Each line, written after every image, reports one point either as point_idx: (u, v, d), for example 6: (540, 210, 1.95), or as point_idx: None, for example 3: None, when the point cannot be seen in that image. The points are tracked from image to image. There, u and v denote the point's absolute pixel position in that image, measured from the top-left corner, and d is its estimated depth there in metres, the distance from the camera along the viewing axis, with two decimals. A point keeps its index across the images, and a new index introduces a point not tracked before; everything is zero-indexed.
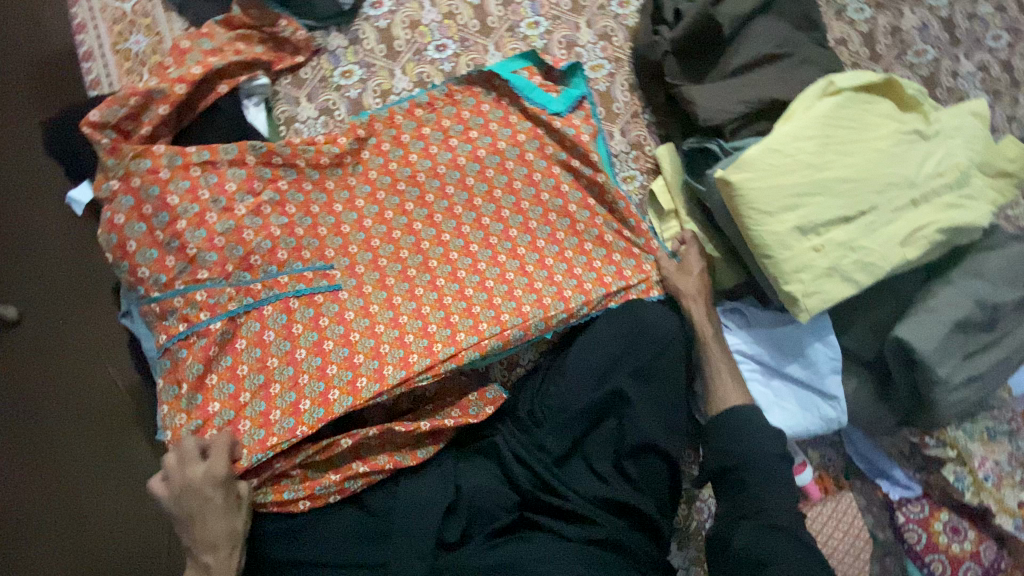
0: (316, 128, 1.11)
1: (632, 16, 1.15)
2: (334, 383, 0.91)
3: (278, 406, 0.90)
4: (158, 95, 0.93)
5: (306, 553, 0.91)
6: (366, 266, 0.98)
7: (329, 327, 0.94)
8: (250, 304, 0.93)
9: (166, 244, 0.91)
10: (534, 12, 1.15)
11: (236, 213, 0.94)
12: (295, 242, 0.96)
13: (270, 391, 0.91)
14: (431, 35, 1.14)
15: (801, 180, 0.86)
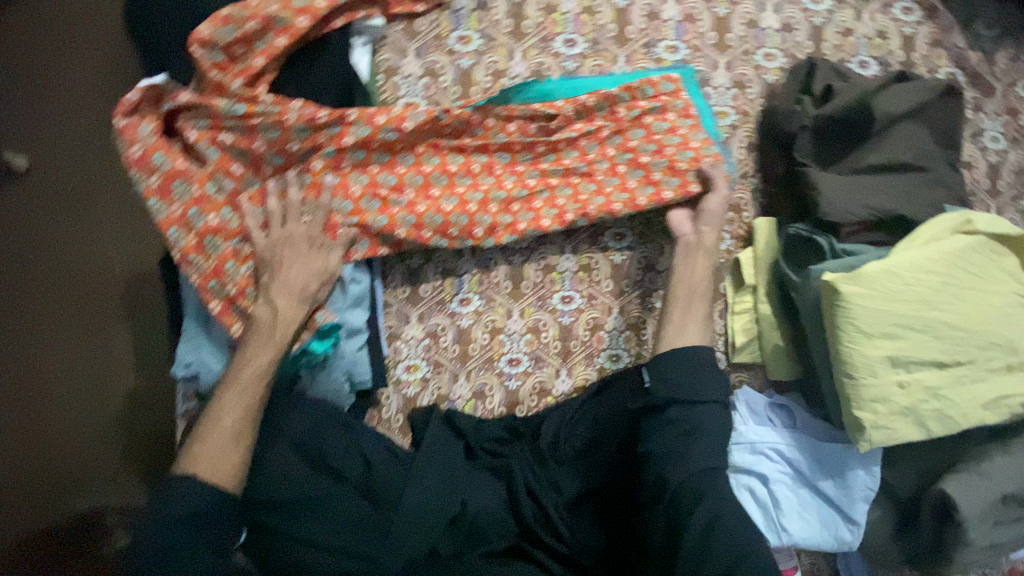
0: (415, 89, 1.01)
1: (774, 72, 1.07)
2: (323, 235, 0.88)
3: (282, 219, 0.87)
4: (279, 24, 0.85)
5: (303, 529, 0.85)
6: (410, 232, 0.93)
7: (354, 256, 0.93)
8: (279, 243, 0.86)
9: (244, 182, 0.88)
10: (676, 35, 1.06)
11: (316, 170, 0.90)
12: (353, 206, 0.91)
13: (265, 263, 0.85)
14: (563, 26, 1.05)
15: (910, 313, 0.82)
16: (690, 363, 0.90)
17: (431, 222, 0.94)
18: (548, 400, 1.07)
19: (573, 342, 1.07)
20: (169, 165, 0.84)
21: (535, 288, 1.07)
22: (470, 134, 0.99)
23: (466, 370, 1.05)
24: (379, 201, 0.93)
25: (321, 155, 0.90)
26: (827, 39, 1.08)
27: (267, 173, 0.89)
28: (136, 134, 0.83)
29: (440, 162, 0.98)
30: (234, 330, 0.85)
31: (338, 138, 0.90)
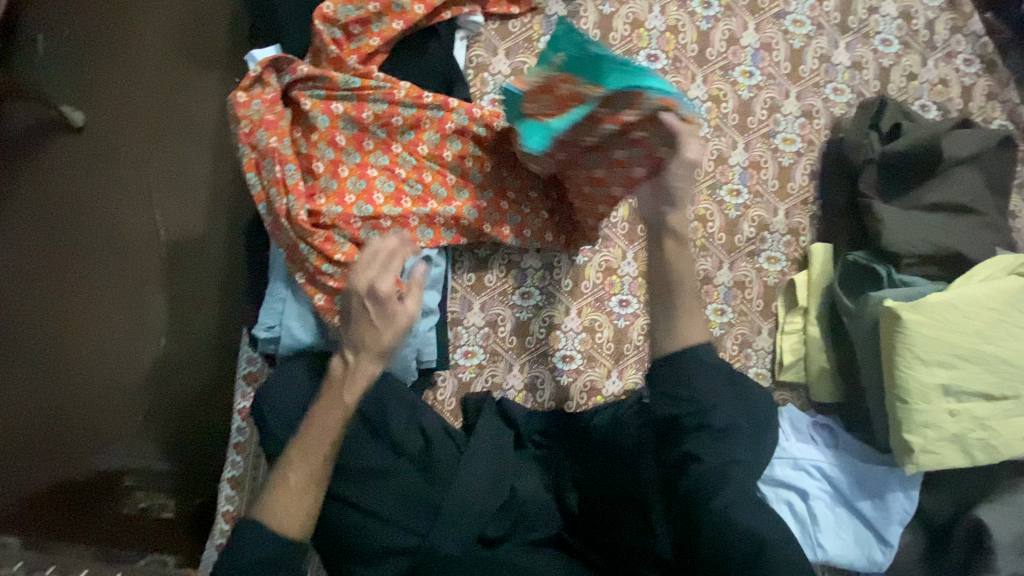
0: (503, 87, 1.05)
1: (842, 106, 1.12)
2: (414, 213, 0.93)
3: (380, 192, 0.92)
4: (398, 10, 0.92)
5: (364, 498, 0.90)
6: (493, 228, 0.98)
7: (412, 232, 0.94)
8: (369, 213, 0.91)
9: (345, 151, 0.92)
10: (753, 62, 1.11)
11: (417, 152, 0.95)
12: (445, 193, 0.96)
13: (352, 226, 0.90)
14: (648, 40, 1.09)
15: (966, 344, 0.86)
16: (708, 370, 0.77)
17: (510, 219, 1.00)
18: (596, 399, 1.09)
19: (626, 345, 1.10)
20: (268, 141, 0.88)
21: (595, 289, 1.10)
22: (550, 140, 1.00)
23: (520, 361, 1.08)
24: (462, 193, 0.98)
25: (422, 139, 0.95)
26: (893, 81, 1.13)
27: (370, 147, 0.93)
28: (248, 109, 0.89)
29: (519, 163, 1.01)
30: (315, 299, 0.89)
31: (442, 124, 0.95)
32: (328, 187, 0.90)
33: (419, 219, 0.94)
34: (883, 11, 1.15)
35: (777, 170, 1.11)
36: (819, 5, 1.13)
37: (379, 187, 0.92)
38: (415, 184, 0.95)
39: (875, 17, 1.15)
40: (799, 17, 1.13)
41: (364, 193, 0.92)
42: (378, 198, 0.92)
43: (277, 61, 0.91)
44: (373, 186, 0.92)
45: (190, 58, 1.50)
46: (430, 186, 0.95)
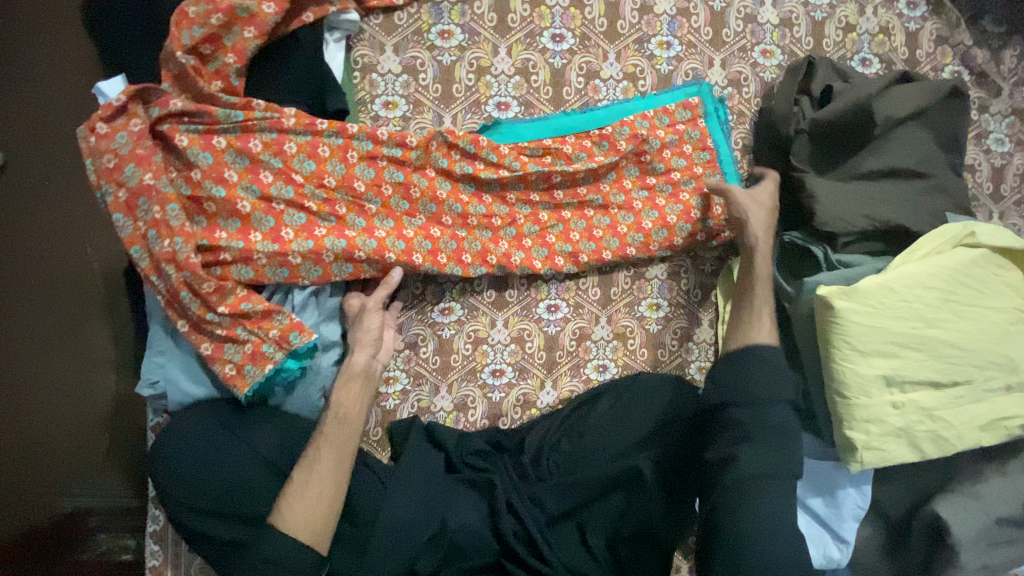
0: (394, 88, 0.97)
1: (772, 70, 1.02)
2: (295, 248, 0.83)
3: (262, 229, 0.83)
4: (244, 15, 0.82)
5: None
6: (397, 256, 0.87)
7: (304, 269, 0.85)
8: (243, 251, 0.82)
9: (223, 186, 0.82)
10: (670, 31, 1.01)
11: (311, 181, 0.86)
12: (338, 222, 0.87)
13: (226, 263, 0.82)
14: (550, 19, 0.99)
15: (906, 330, 0.79)
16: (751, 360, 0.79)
17: (444, 245, 0.91)
18: (532, 412, 1.03)
19: (559, 352, 1.03)
20: (138, 179, 0.79)
21: (521, 296, 1.03)
22: (484, 160, 0.93)
23: (447, 382, 1.02)
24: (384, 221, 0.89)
25: (328, 167, 0.87)
26: (828, 35, 1.03)
27: (260, 181, 0.84)
28: (110, 141, 0.79)
29: (451, 184, 0.93)
30: (202, 348, 0.82)
31: (344, 152, 0.87)
32: (220, 228, 0.83)
33: (335, 254, 0.85)
34: None
35: None
36: None
37: (284, 223, 0.84)
38: (329, 216, 0.86)
39: None
40: None
41: (242, 231, 0.83)
42: (288, 232, 0.84)
43: (141, 90, 0.81)
44: (282, 222, 0.84)
45: None
46: (346, 217, 0.87)
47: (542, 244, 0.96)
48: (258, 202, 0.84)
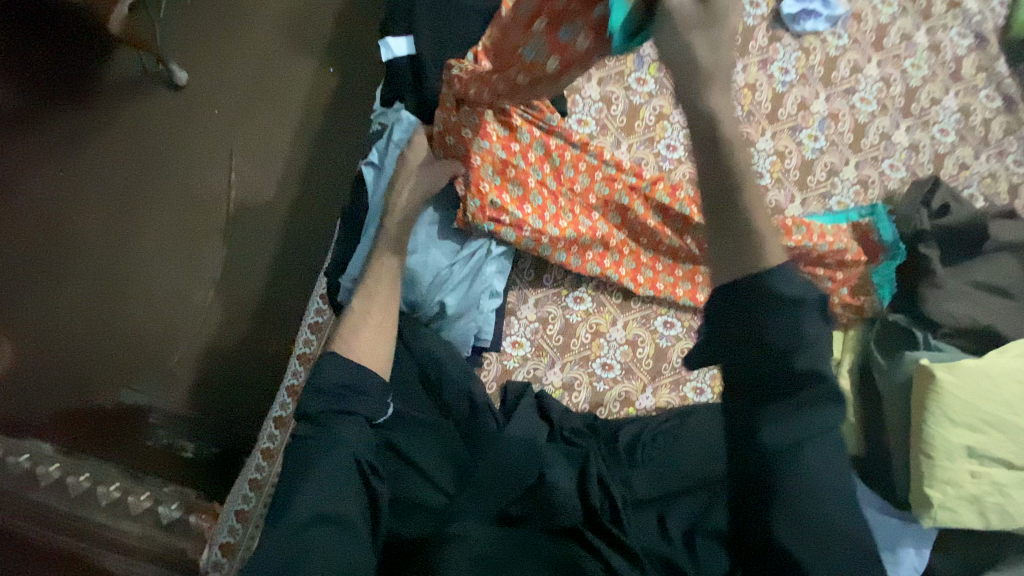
0: (590, 110, 1.16)
1: (895, 181, 1.21)
2: (550, 225, 1.05)
3: (531, 201, 1.05)
4: None
5: (419, 456, 0.96)
6: (596, 257, 1.11)
7: (543, 242, 1.05)
8: (518, 215, 1.02)
9: (525, 162, 1.04)
10: (819, 128, 1.21)
11: (574, 183, 1.11)
12: (575, 215, 1.09)
13: (501, 216, 1.01)
14: (727, 92, 1.20)
15: (992, 411, 0.91)
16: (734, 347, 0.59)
17: (625, 262, 1.14)
18: (629, 409, 1.13)
19: (665, 365, 1.14)
20: None
21: (643, 305, 1.16)
22: (698, 207, 1.13)
23: (562, 361, 1.12)
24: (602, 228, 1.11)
25: (586, 179, 1.11)
26: (946, 167, 1.22)
27: (545, 169, 1.08)
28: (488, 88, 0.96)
29: (658, 218, 1.14)
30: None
31: (595, 171, 1.12)
32: (507, 189, 1.02)
33: (565, 243, 1.07)
34: (945, 104, 1.24)
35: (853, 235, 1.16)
36: (887, 88, 1.23)
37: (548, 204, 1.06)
38: (570, 211, 1.09)
39: (936, 108, 1.24)
40: (866, 95, 1.22)
41: (519, 197, 1.03)
42: (547, 213, 1.06)
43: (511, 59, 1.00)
44: (545, 202, 1.06)
45: (279, 68, 1.89)
46: (582, 214, 1.09)
47: (689, 278, 1.16)
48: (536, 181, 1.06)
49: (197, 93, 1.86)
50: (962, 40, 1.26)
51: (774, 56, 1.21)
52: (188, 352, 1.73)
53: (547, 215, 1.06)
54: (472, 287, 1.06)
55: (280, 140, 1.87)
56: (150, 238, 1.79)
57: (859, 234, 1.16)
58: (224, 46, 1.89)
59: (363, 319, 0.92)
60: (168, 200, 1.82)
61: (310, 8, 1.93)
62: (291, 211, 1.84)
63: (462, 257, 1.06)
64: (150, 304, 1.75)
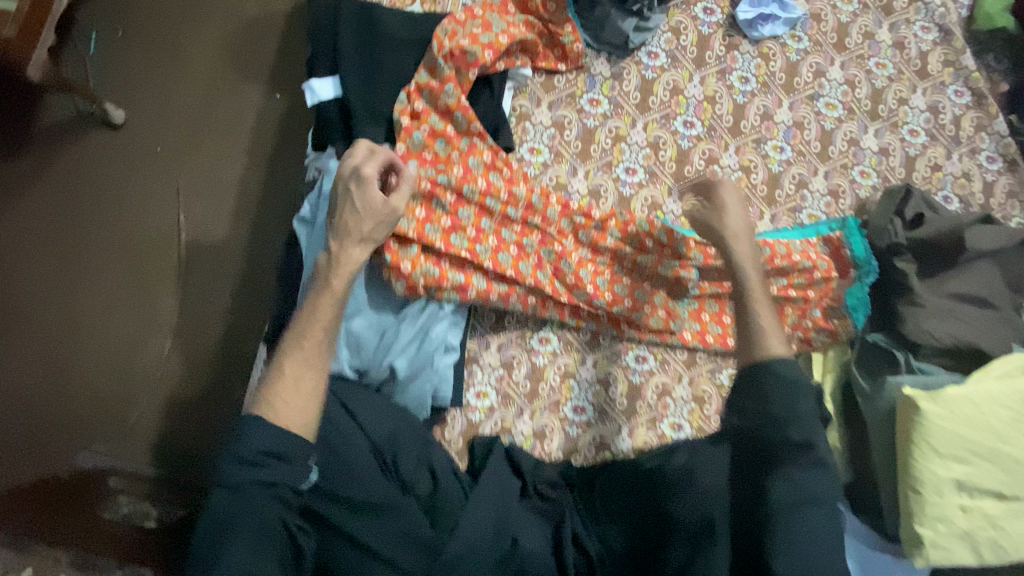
0: (542, 136, 1.09)
1: (867, 189, 1.15)
2: (496, 283, 0.96)
3: (475, 258, 0.94)
4: (471, 57, 0.92)
5: (365, 535, 0.84)
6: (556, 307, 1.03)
7: (496, 298, 0.96)
8: (461, 278, 0.93)
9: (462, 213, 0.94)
10: (784, 138, 1.15)
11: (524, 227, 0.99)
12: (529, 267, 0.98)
13: (442, 282, 0.92)
14: (685, 107, 1.13)
15: (979, 441, 0.87)
16: (804, 468, 0.77)
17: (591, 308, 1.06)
18: (605, 454, 1.06)
19: (639, 403, 1.08)
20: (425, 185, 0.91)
21: (612, 341, 1.09)
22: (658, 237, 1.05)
23: (531, 408, 1.06)
24: (566, 273, 1.01)
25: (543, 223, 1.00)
26: (918, 169, 1.17)
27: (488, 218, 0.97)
28: (409, 138, 0.91)
29: (616, 252, 1.05)
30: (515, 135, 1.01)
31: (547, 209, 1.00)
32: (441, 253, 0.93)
33: (520, 298, 0.98)
34: (913, 103, 1.18)
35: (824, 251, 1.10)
36: (852, 91, 1.17)
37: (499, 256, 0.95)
38: (524, 261, 0.98)
39: (905, 107, 1.18)
40: (831, 99, 1.16)
41: (458, 258, 0.93)
42: (494, 269, 0.95)
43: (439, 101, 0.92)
44: (491, 258, 0.95)
45: (221, 97, 1.79)
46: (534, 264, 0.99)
47: (657, 315, 1.07)
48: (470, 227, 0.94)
49: (136, 130, 1.76)
50: (927, 34, 1.20)
51: (732, 65, 1.14)
52: (151, 405, 1.64)
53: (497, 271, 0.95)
54: (423, 345, 0.98)
55: (228, 174, 1.77)
56: (99, 288, 1.69)
57: (831, 248, 1.10)
58: (160, 78, 1.78)
59: (292, 386, 0.78)
60: (115, 245, 1.72)
61: (249, 32, 1.82)
62: (244, 249, 1.74)
63: (409, 316, 0.99)
64: (106, 359, 1.67)
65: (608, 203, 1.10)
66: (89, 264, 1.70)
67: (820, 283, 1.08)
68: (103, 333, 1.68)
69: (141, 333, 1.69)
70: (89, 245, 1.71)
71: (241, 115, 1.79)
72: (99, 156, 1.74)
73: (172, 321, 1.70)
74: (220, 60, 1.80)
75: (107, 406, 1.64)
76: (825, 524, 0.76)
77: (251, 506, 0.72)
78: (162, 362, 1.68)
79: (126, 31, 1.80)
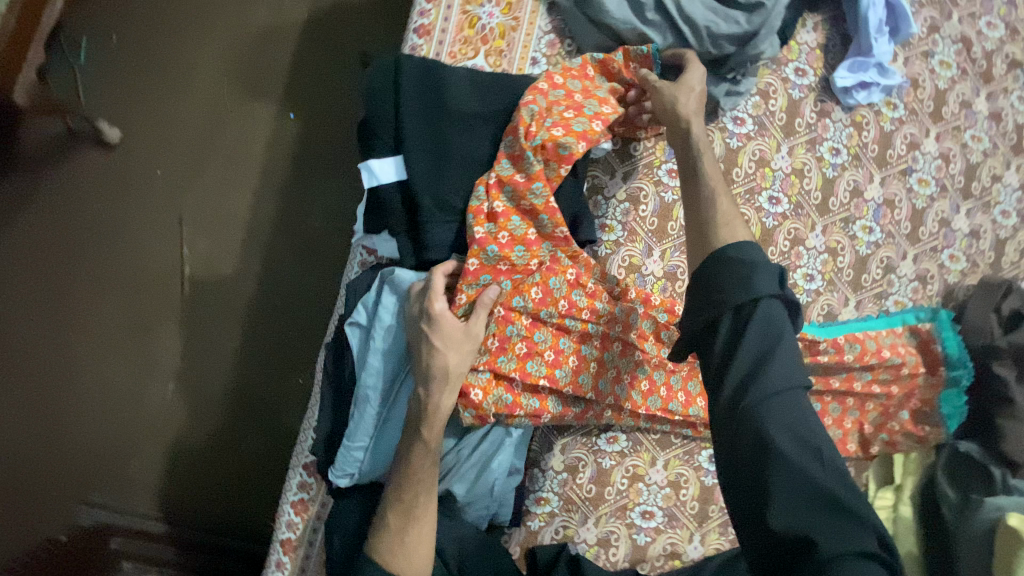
0: (615, 213, 0.98)
1: (954, 274, 1.08)
2: (571, 402, 0.84)
3: (550, 379, 0.82)
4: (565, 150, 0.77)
5: None
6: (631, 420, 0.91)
7: (570, 418, 0.84)
8: (535, 403, 0.81)
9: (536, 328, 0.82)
10: (874, 217, 1.05)
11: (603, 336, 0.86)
12: (608, 382, 0.85)
13: (515, 411, 0.80)
14: (772, 181, 1.02)
15: None
16: (749, 342, 0.60)
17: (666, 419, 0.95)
18: (674, 562, 0.98)
19: (712, 506, 1.00)
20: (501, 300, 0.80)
21: (685, 440, 0.99)
22: None
23: (597, 514, 0.96)
24: (642, 381, 0.89)
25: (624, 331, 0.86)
26: (1005, 254, 1.10)
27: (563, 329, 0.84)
28: (483, 251, 0.77)
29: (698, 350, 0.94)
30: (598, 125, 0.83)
31: (630, 316, 0.87)
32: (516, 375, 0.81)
33: (596, 415, 0.86)
34: (1005, 181, 1.11)
35: (916, 346, 1.01)
36: (946, 166, 1.08)
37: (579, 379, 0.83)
38: (601, 377, 0.85)
39: (996, 185, 1.10)
40: (925, 175, 1.07)
41: (533, 382, 0.81)
42: (570, 389, 0.83)
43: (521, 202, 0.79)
44: (567, 376, 0.83)
45: (228, 113, 1.61)
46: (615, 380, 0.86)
47: None
48: (545, 343, 0.83)
49: (132, 148, 1.58)
50: (1023, 105, 1.13)
51: (824, 135, 1.04)
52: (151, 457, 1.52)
53: (574, 391, 0.83)
54: (482, 475, 0.86)
55: (237, 201, 1.61)
56: (91, 325, 1.54)
57: (919, 340, 1.02)
58: (159, 90, 1.60)
59: (400, 538, 0.71)
60: (109, 278, 1.55)
61: (263, 42, 1.64)
62: (256, 285, 1.59)
63: (468, 444, 0.86)
64: (98, 406, 1.52)
65: (684, 286, 1.00)
66: (80, 298, 1.54)
67: (909, 382, 1.00)
68: (96, 377, 1.53)
69: (138, 378, 1.54)
70: (82, 278, 1.54)
71: (251, 134, 1.62)
72: (91, 177, 1.56)
73: (174, 363, 1.55)
74: (227, 73, 1.62)
75: (102, 458, 1.50)
76: (797, 414, 0.57)
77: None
78: (162, 410, 1.54)
79: (121, 36, 1.60)
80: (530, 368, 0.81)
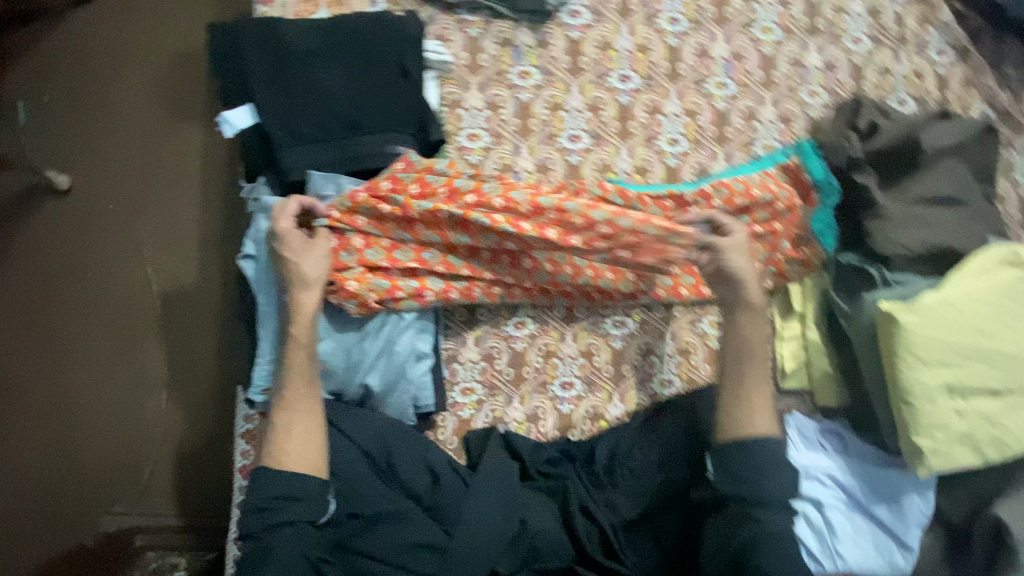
0: (477, 120, 1.05)
1: (818, 108, 1.12)
2: (452, 282, 0.98)
3: (423, 262, 0.96)
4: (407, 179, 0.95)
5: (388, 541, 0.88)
6: (519, 292, 1.02)
7: (452, 295, 0.98)
8: (413, 285, 0.96)
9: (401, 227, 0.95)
10: (726, 72, 1.11)
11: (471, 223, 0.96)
12: (483, 261, 0.99)
13: (394, 294, 0.95)
14: (618, 61, 1.10)
15: (966, 342, 0.87)
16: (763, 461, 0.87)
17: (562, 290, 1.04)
18: (601, 423, 1.06)
19: (626, 367, 1.07)
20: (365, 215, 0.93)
21: (588, 312, 1.08)
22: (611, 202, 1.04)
23: (519, 394, 1.05)
24: (525, 260, 1.00)
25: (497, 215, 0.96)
26: (867, 77, 1.13)
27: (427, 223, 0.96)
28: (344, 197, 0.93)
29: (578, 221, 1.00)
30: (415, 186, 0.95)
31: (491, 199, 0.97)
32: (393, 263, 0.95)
33: (481, 290, 1.00)
34: (851, 10, 1.15)
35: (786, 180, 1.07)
36: (786, 10, 1.14)
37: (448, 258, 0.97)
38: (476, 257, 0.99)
39: (843, 16, 1.15)
40: (767, 23, 1.13)
41: (409, 267, 0.96)
42: (442, 270, 0.97)
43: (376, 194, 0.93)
44: (439, 261, 0.97)
45: (161, 138, 1.75)
46: (491, 258, 0.99)
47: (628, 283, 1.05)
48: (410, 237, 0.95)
49: (85, 189, 1.73)
50: None
51: (659, 8, 1.12)
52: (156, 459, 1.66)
53: (445, 270, 0.97)
54: (392, 358, 0.97)
55: (187, 215, 1.74)
56: (81, 354, 1.69)
57: (790, 175, 1.08)
58: (97, 133, 1.75)
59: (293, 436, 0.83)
60: (88, 308, 1.70)
61: (178, 67, 1.77)
62: (219, 288, 1.72)
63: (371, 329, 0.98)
64: (100, 423, 1.67)
65: (558, 175, 1.07)
66: (68, 331, 1.69)
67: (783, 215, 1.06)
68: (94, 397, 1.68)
69: (132, 391, 1.69)
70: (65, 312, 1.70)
71: (186, 154, 1.75)
72: (54, 222, 1.72)
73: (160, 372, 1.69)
74: (155, 103, 1.76)
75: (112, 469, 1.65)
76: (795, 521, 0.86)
77: (280, 563, 0.78)
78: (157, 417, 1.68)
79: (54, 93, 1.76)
80: (398, 255, 0.95)
